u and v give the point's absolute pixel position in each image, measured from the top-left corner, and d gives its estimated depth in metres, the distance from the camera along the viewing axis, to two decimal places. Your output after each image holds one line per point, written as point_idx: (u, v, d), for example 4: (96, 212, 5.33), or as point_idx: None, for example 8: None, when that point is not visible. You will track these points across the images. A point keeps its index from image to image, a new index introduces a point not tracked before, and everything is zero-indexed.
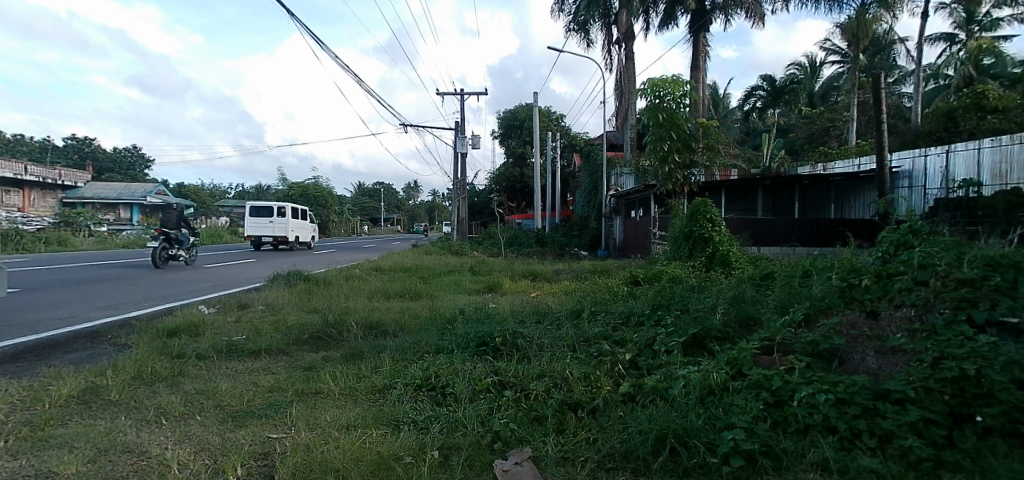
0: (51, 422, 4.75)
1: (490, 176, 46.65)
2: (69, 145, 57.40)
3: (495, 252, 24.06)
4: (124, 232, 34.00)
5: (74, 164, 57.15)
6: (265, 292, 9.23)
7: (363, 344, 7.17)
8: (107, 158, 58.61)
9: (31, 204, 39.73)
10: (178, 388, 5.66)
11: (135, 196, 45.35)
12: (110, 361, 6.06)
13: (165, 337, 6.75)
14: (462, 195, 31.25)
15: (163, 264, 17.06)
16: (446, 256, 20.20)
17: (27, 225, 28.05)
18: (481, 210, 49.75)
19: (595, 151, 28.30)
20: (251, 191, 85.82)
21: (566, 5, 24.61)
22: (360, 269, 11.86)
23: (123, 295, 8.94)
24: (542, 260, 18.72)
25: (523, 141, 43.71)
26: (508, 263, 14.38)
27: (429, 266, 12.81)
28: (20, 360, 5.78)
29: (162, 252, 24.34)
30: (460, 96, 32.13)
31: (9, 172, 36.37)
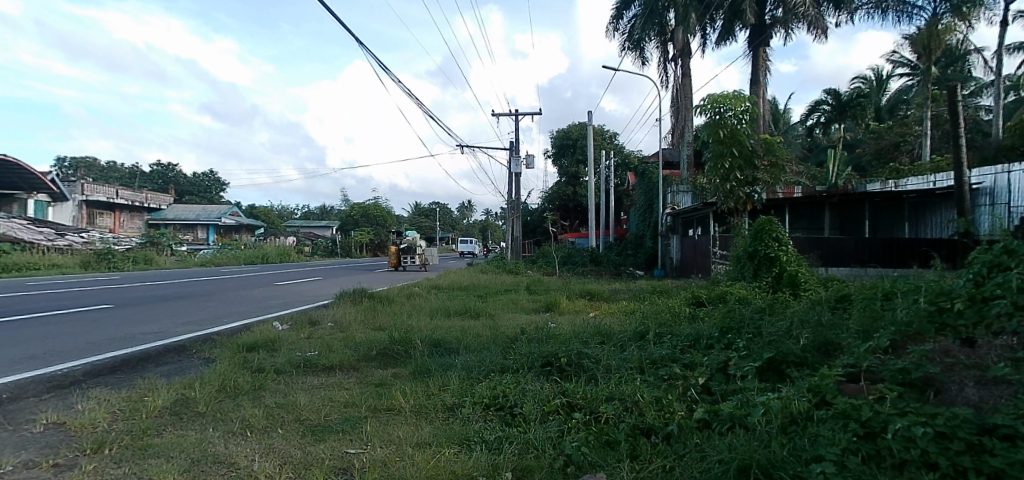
0: (148, 432, 5.05)
1: (544, 196, 47.00)
2: (156, 170, 61.45)
3: (549, 272, 23.93)
4: (202, 251, 35.96)
5: (157, 188, 61.05)
6: (333, 309, 9.45)
7: (429, 361, 7.24)
8: (188, 182, 62.50)
9: (120, 225, 43.34)
10: (260, 402, 5.88)
11: (212, 217, 48.06)
12: (197, 373, 6.31)
13: (246, 351, 6.97)
14: (515, 213, 31.43)
15: (236, 281, 17.70)
16: (503, 275, 20.13)
17: (121, 245, 30.44)
18: (535, 228, 50.60)
19: (650, 169, 28.02)
20: (315, 212, 89.44)
21: (621, 24, 24.68)
22: (420, 287, 11.99)
23: (203, 310, 9.31)
24: (597, 279, 18.52)
25: (576, 160, 43.66)
26: (565, 282, 14.20)
27: (486, 285, 12.84)
28: (118, 373, 6.10)
29: (237, 270, 25.30)
30: (513, 117, 32.63)
31: (101, 195, 40.11)
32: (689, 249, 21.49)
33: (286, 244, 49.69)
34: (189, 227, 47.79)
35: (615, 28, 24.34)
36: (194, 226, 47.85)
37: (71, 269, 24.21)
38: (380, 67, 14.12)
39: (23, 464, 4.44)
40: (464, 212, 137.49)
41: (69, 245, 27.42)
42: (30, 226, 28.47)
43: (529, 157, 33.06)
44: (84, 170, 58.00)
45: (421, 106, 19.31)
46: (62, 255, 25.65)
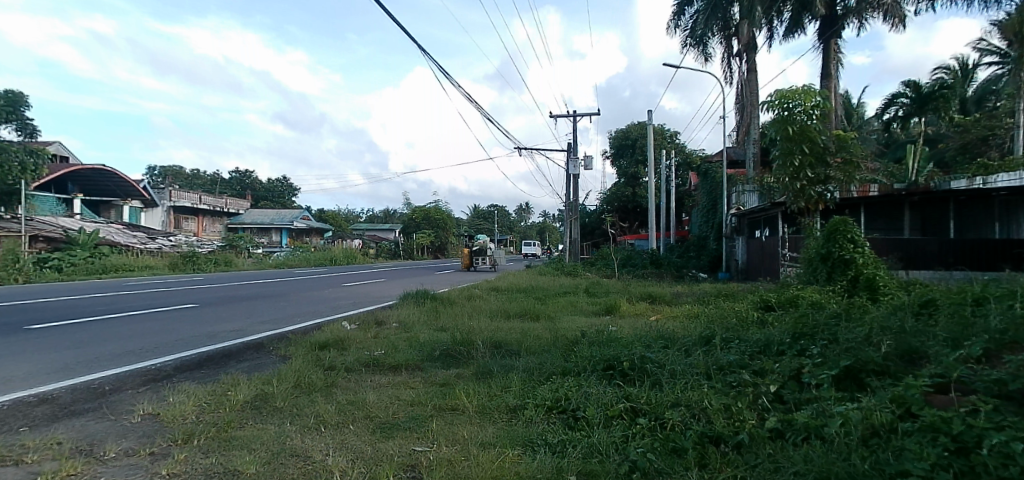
0: (231, 425, 5.37)
1: (602, 197, 46.60)
2: (235, 177, 65.54)
3: (608, 274, 23.68)
4: (276, 254, 38.00)
5: (236, 194, 65.19)
6: (397, 310, 9.72)
7: (491, 362, 7.33)
8: (263, 188, 66.27)
9: (204, 229, 46.83)
10: (332, 398, 6.14)
11: (286, 221, 50.68)
12: (274, 370, 6.67)
13: (318, 350, 7.29)
14: (573, 215, 31.37)
15: (309, 282, 18.62)
16: (562, 277, 20.09)
17: (205, 247, 32.69)
18: (593, 230, 50.28)
19: (713, 168, 27.29)
20: (379, 216, 92.61)
21: (682, 20, 24.10)
22: (479, 289, 12.16)
23: (278, 310, 9.82)
24: (658, 282, 18.20)
25: (636, 161, 42.93)
26: (625, 284, 14.01)
27: (545, 287, 12.85)
28: (204, 368, 6.53)
29: (308, 271, 26.56)
30: (571, 118, 32.58)
31: (189, 201, 43.45)
32: (756, 251, 20.68)
33: (352, 246, 51.75)
34: (264, 231, 50.72)
35: (677, 24, 23.82)
36: (269, 230, 50.72)
37: (162, 270, 26.21)
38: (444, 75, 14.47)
39: (123, 451, 4.85)
40: (521, 216, 138.22)
41: (160, 248, 29.69)
42: (127, 231, 31.06)
43: (587, 158, 32.86)
44: (172, 178, 62.78)
45: (482, 109, 19.64)
46: (155, 257, 27.83)
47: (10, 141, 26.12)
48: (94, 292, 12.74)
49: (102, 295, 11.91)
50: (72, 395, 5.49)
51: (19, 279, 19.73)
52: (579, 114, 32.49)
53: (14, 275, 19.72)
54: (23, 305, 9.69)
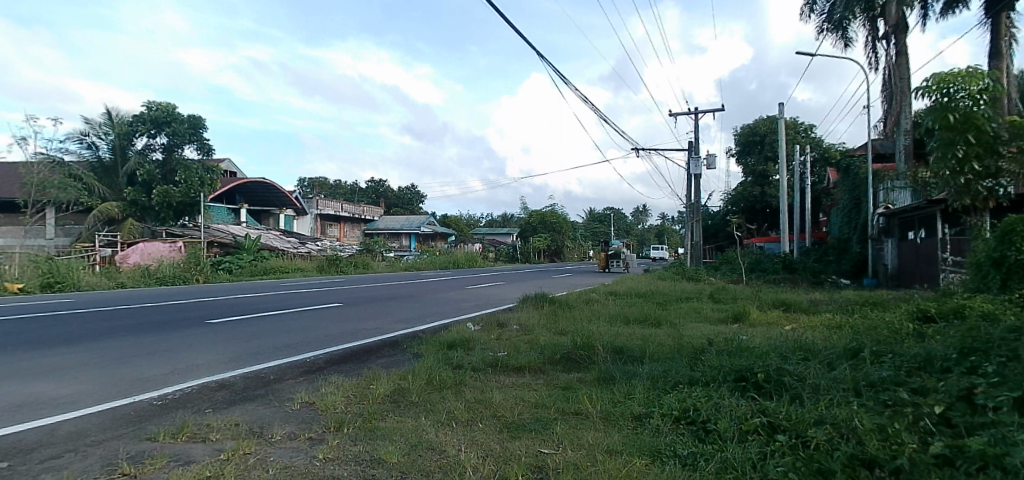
0: (375, 416, 5.83)
1: (727, 198, 44.19)
2: (371, 186, 71.60)
3: (735, 280, 22.34)
4: (405, 257, 40.67)
5: (371, 201, 70.91)
6: (517, 312, 9.93)
7: (613, 368, 7.22)
8: (394, 195, 71.59)
9: (344, 234, 52.00)
10: (461, 396, 6.43)
11: (413, 226, 54.35)
12: (409, 366, 7.13)
13: (446, 349, 7.67)
14: (694, 217, 30.10)
15: (435, 284, 19.77)
16: (684, 282, 19.28)
17: (345, 251, 35.88)
18: (717, 232, 47.88)
19: (856, 163, 24.90)
20: (498, 220, 95.90)
21: (818, 4, 22.06)
22: (598, 293, 12.07)
23: (409, 310, 10.48)
24: (792, 288, 16.89)
25: (765, 157, 39.87)
26: (753, 291, 13.17)
27: (665, 292, 12.45)
28: (349, 362, 7.16)
29: (436, 274, 28.09)
30: (692, 115, 31.38)
31: (331, 210, 48.37)
32: (912, 256, 18.45)
33: (473, 249, 54.05)
34: (395, 236, 54.77)
35: (811, 9, 21.89)
36: (399, 235, 54.69)
37: (311, 272, 29.26)
38: (565, 81, 14.58)
39: (287, 435, 5.45)
40: (638, 218, 134.63)
41: (309, 252, 33.13)
42: (282, 236, 35.05)
43: (710, 157, 31.32)
44: (318, 188, 69.88)
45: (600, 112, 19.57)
46: (305, 261, 31.06)
47: (192, 159, 30.62)
48: (259, 291, 14.53)
49: (264, 294, 13.50)
50: (244, 382, 6.26)
51: (200, 279, 23.04)
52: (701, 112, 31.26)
53: (197, 276, 23.08)
54: (205, 302, 11.28)
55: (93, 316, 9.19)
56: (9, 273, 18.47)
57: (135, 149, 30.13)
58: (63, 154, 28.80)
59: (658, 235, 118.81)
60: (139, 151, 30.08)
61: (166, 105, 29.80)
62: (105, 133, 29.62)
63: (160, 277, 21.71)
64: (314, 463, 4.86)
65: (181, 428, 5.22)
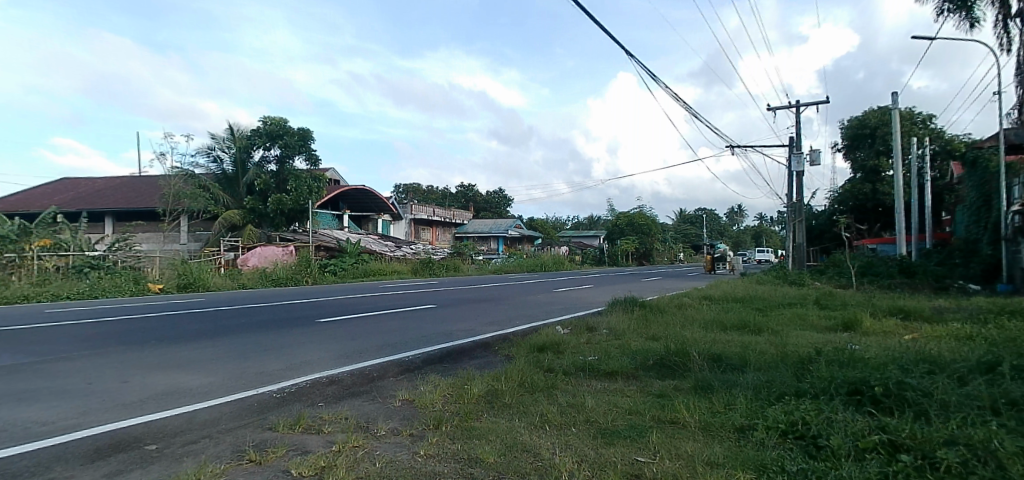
0: (471, 416, 5.95)
1: (834, 196, 41.23)
2: (461, 191, 74.16)
3: (843, 285, 20.80)
4: (494, 260, 41.41)
5: (461, 206, 73.17)
6: (607, 316, 9.79)
7: (711, 376, 6.92)
8: (483, 199, 73.66)
9: (437, 238, 54.10)
10: (554, 400, 6.42)
11: (501, 229, 55.49)
12: (501, 368, 7.23)
13: (537, 352, 7.69)
14: (797, 217, 28.36)
15: (523, 287, 19.98)
16: (786, 287, 18.22)
17: (437, 255, 36.92)
18: (822, 234, 44.72)
19: (986, 155, 22.27)
20: (585, 222, 95.85)
21: None
22: (690, 298, 11.65)
23: (498, 313, 10.63)
24: (914, 294, 15.40)
25: (877, 152, 36.75)
26: (866, 297, 12.15)
27: (765, 297, 11.78)
28: (444, 362, 7.37)
29: (523, 276, 28.41)
30: (793, 109, 29.56)
31: (424, 214, 50.52)
32: None
33: (560, 252, 54.26)
34: (484, 239, 56.13)
35: None
36: (488, 238, 55.99)
37: (406, 274, 30.83)
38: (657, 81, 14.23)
39: (390, 430, 5.70)
40: (730, 219, 128.27)
41: (404, 254, 34.52)
42: (380, 240, 36.91)
43: (813, 153, 29.29)
44: (413, 194, 72.99)
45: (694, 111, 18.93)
46: (401, 263, 32.52)
47: (301, 169, 32.89)
48: (361, 292, 15.40)
49: (365, 295, 14.27)
50: (351, 378, 6.62)
51: (309, 280, 24.92)
52: (802, 105, 29.38)
53: (307, 277, 25.01)
54: (313, 302, 12.10)
55: (217, 314, 10.12)
56: (152, 275, 20.83)
57: (252, 161, 32.64)
58: (194, 167, 32.04)
59: (752, 236, 112.51)
60: (256, 163, 32.63)
61: (278, 120, 32.37)
62: (228, 147, 32.42)
63: (275, 278, 23.75)
64: (416, 459, 5.03)
65: (297, 420, 5.60)
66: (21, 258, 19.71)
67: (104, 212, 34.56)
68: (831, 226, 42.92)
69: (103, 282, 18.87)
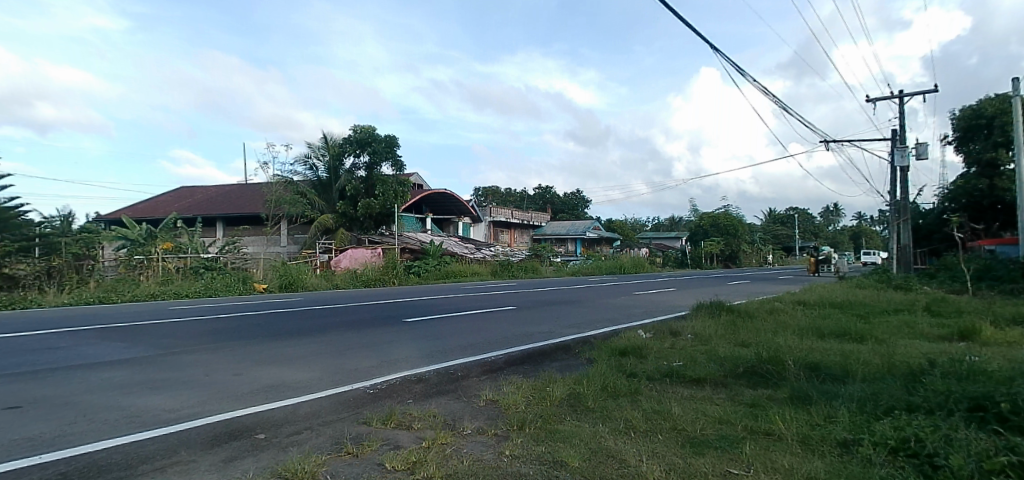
0: (554, 418, 5.93)
1: (945, 192, 37.72)
2: (539, 193, 74.96)
3: (958, 290, 19.00)
4: (571, 262, 41.34)
5: (539, 208, 73.90)
6: (691, 321, 9.47)
7: (808, 387, 6.51)
8: (561, 201, 74.02)
9: (514, 240, 55.14)
10: (638, 405, 6.28)
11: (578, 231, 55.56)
12: (583, 371, 7.17)
13: (619, 356, 7.57)
14: (901, 216, 26.19)
15: (604, 290, 19.81)
16: (894, 292, 16.92)
17: (516, 257, 37.23)
18: (931, 233, 41.00)
19: None
20: (666, 224, 93.70)
21: None
22: (781, 302, 11.05)
23: (577, 315, 10.56)
24: None
25: (995, 143, 33.21)
26: (989, 303, 11.00)
27: (867, 303, 10.96)
28: (526, 365, 7.41)
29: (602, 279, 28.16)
30: (895, 100, 27.38)
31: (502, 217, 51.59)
32: None
33: (639, 254, 53.28)
34: (561, 241, 56.58)
35: None
36: (566, 240, 56.42)
37: (486, 276, 31.53)
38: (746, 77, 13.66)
39: (475, 429, 5.79)
40: (822, 219, 119.99)
41: (484, 256, 35.23)
42: (460, 242, 37.90)
43: (919, 146, 26.92)
44: (491, 197, 74.36)
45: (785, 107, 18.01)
46: (480, 265, 33.48)
47: (388, 174, 34.82)
48: (446, 293, 15.92)
49: (449, 296, 14.73)
50: (437, 377, 6.81)
51: (395, 282, 26.21)
52: (904, 95, 27.17)
53: (392, 279, 26.33)
54: (400, 303, 12.63)
55: (311, 312, 10.75)
56: (257, 276, 22.52)
57: (344, 168, 34.39)
58: (293, 174, 34.22)
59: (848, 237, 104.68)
60: (347, 170, 34.41)
61: (367, 128, 34.08)
62: (322, 155, 33.96)
63: (365, 279, 25.04)
64: (501, 459, 5.07)
65: (388, 416, 5.83)
66: (147, 259, 21.74)
67: (217, 218, 37.75)
68: (942, 225, 39.18)
69: (216, 282, 20.46)
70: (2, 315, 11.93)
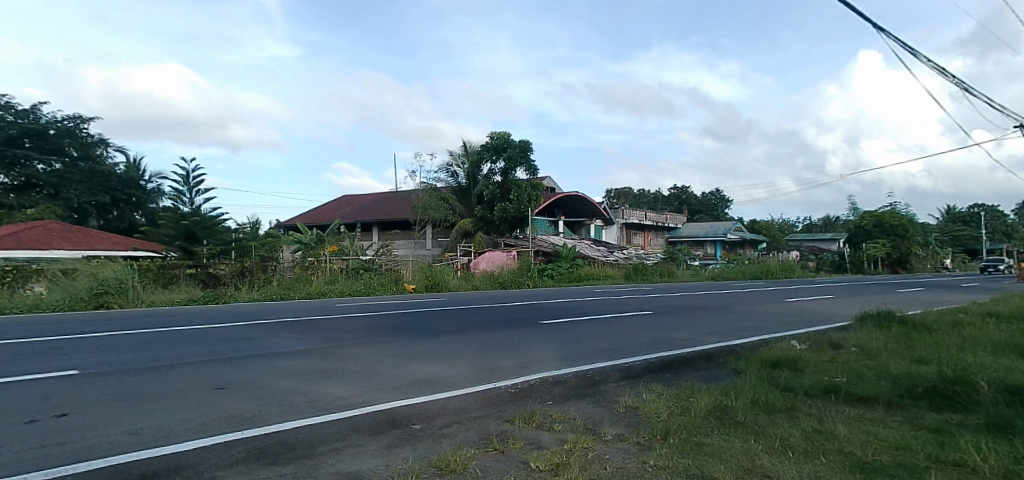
0: (699, 431, 5.63)
1: None
2: (674, 194, 73.25)
3: None
4: (710, 266, 39.59)
5: (675, 209, 72.22)
6: (854, 332, 8.55)
7: (1011, 413, 5.51)
8: (698, 202, 71.63)
9: (649, 243, 54.60)
10: (796, 423, 5.75)
11: (718, 233, 53.58)
12: (730, 383, 6.77)
13: (769, 368, 7.04)
14: None
15: (749, 295, 18.63)
16: None
17: (649, 260, 36.42)
18: None
19: None
20: (819, 225, 86.06)
21: None
22: (969, 314, 9.56)
23: (719, 322, 10.00)
24: None
25: None
26: None
27: None
28: (666, 373, 7.17)
29: (745, 285, 26.34)
30: None
31: (635, 218, 51.59)
32: None
33: (787, 258, 49.35)
34: (699, 243, 55.03)
35: None
36: (704, 242, 54.76)
37: (619, 279, 31.00)
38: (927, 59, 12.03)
39: (616, 436, 5.67)
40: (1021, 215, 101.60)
41: (617, 259, 35.19)
42: (593, 245, 38.26)
43: None
44: (623, 199, 73.32)
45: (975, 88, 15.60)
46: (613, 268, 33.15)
47: (522, 179, 35.64)
48: (589, 297, 15.98)
49: (587, 300, 14.78)
50: (575, 380, 6.82)
51: (529, 282, 26.90)
52: None
53: (527, 280, 27.05)
54: (540, 305, 12.93)
55: (452, 312, 11.38)
56: (406, 276, 24.41)
57: (482, 173, 36.00)
58: (436, 181, 36.83)
59: None
60: (485, 175, 35.88)
61: (503, 134, 35.16)
62: (463, 163, 36.17)
63: (502, 280, 25.94)
64: (645, 468, 4.91)
65: (530, 417, 5.93)
66: (318, 262, 24.08)
67: (372, 224, 41.81)
68: None
69: (373, 281, 22.50)
70: (214, 308, 14.31)
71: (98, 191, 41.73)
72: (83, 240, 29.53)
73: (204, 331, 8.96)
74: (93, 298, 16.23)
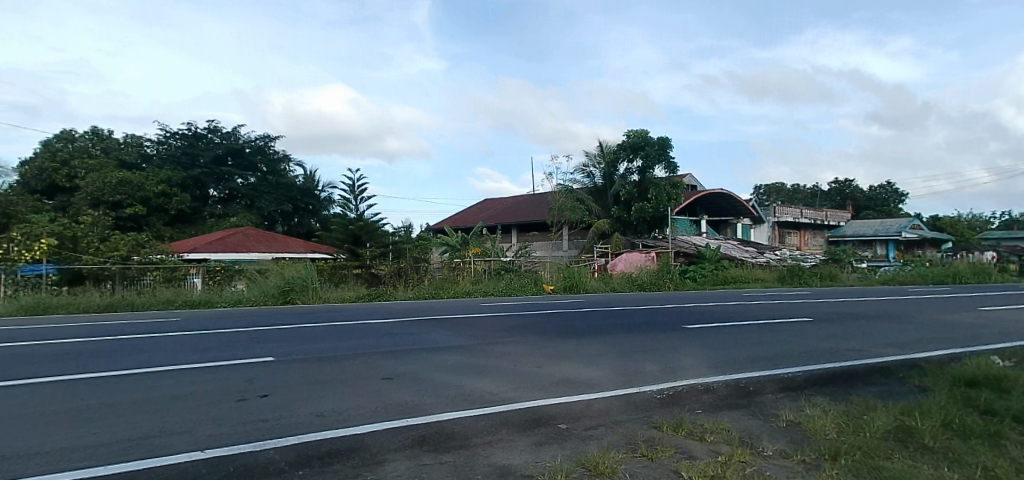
0: (877, 452, 5.00)
1: None
2: (833, 188, 66.71)
3: None
4: (882, 268, 35.42)
5: (835, 205, 65.82)
6: None
7: None
8: (864, 197, 64.53)
9: (805, 243, 50.17)
10: (1004, 452, 4.86)
11: (891, 232, 48.21)
12: (914, 401, 6.00)
13: (964, 387, 6.14)
14: None
15: (936, 303, 16.33)
16: None
17: (808, 262, 33.44)
18: None
19: None
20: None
21: None
22: None
23: (896, 332, 8.93)
24: None
25: None
26: None
27: None
28: (833, 386, 6.54)
29: (930, 291, 23.04)
30: None
31: (789, 216, 47.47)
32: None
33: (982, 259, 42.59)
34: (867, 243, 49.73)
35: None
36: (873, 241, 49.45)
37: (771, 282, 28.77)
38: None
39: (778, 452, 5.24)
40: None
41: (768, 261, 33.01)
42: (740, 246, 36.37)
43: None
44: (774, 195, 68.50)
45: None
46: (764, 271, 30.83)
47: (661, 177, 34.89)
48: (742, 301, 15.12)
49: (737, 303, 13.98)
50: (728, 389, 6.48)
51: (670, 286, 25.95)
52: None
53: (667, 283, 26.14)
54: (684, 308, 12.49)
55: (590, 313, 11.44)
56: (544, 277, 24.94)
57: (618, 173, 35.60)
58: (573, 183, 36.71)
59: None
60: (621, 175, 35.46)
61: (640, 132, 34.44)
62: (598, 163, 35.78)
63: (639, 282, 25.42)
64: None
65: (679, 425, 5.70)
66: (463, 263, 25.30)
67: (511, 226, 43.41)
68: None
69: (514, 282, 23.28)
70: (379, 305, 15.75)
71: (283, 201, 47.58)
72: (276, 243, 34.06)
73: (366, 325, 9.89)
74: (281, 294, 18.53)
